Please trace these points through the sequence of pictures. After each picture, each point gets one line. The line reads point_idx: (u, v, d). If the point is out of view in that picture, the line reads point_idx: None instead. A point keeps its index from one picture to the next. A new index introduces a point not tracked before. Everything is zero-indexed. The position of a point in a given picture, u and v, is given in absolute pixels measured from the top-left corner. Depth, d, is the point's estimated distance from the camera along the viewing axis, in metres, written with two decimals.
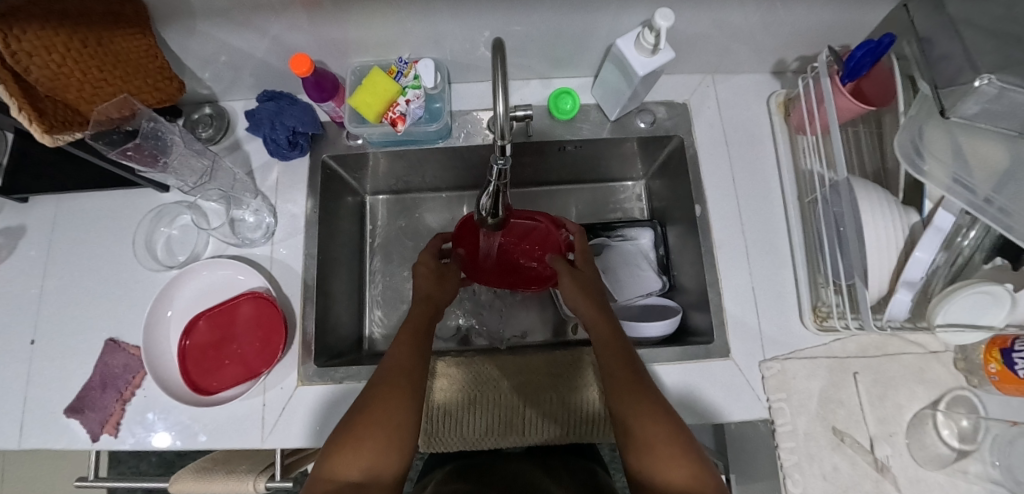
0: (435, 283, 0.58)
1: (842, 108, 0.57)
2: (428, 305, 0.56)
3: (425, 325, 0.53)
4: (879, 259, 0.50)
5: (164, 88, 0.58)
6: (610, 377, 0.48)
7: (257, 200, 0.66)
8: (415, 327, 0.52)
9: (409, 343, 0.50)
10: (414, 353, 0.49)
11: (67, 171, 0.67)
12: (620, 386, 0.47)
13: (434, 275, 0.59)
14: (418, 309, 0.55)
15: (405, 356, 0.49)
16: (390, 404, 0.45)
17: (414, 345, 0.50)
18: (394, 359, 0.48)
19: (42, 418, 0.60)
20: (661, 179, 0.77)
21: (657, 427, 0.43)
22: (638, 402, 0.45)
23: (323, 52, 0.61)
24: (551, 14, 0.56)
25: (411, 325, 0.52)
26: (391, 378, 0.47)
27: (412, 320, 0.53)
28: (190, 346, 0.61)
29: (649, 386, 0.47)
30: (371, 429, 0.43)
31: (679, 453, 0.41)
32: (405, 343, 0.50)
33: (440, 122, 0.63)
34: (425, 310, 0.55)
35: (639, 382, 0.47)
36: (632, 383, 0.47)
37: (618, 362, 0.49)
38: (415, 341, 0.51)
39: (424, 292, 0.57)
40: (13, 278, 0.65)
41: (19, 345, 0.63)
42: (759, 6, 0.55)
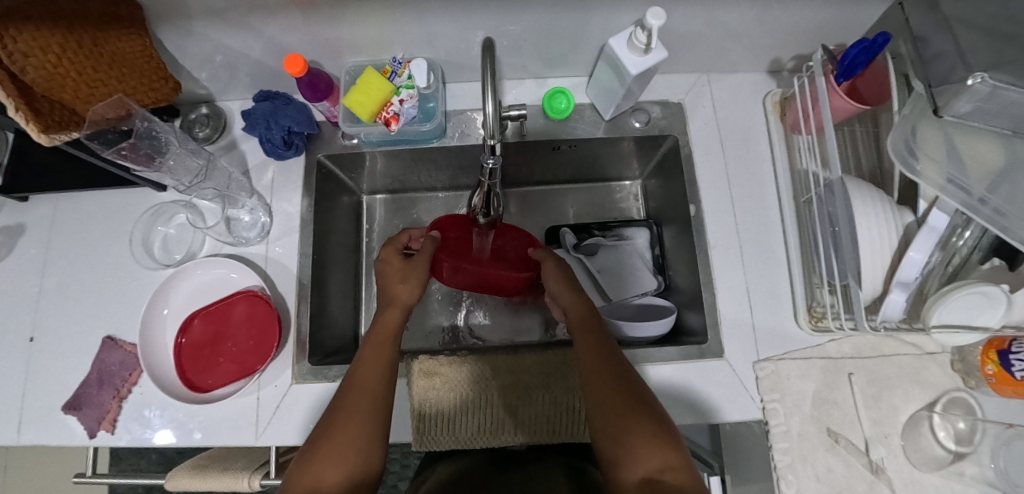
0: (400, 284, 0.56)
1: (836, 107, 0.56)
2: (396, 310, 0.54)
3: (391, 333, 0.52)
4: (873, 258, 0.50)
5: (159, 88, 0.58)
6: (587, 372, 0.47)
7: (252, 200, 0.67)
8: (381, 337, 0.51)
9: (372, 358, 0.49)
10: (378, 367, 0.49)
11: (65, 170, 0.67)
12: (597, 381, 0.46)
13: (398, 276, 0.57)
14: (385, 314, 0.54)
15: (370, 369, 0.48)
16: (354, 424, 0.44)
17: (381, 354, 0.50)
18: (356, 379, 0.47)
19: (40, 415, 0.61)
20: (657, 179, 0.76)
21: (635, 422, 0.42)
22: (614, 397, 0.44)
23: (318, 52, 0.62)
24: (544, 14, 0.56)
25: (378, 334, 0.52)
26: (352, 399, 0.46)
27: (379, 325, 0.53)
28: (186, 344, 0.61)
29: (629, 380, 0.46)
30: (340, 444, 0.43)
31: (656, 447, 0.41)
32: (370, 355, 0.49)
33: (434, 121, 0.63)
34: (392, 316, 0.53)
35: (617, 375, 0.46)
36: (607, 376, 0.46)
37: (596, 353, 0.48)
38: (378, 353, 0.50)
39: (389, 296, 0.56)
40: (12, 276, 0.66)
41: (18, 343, 0.64)
42: (752, 5, 0.55)
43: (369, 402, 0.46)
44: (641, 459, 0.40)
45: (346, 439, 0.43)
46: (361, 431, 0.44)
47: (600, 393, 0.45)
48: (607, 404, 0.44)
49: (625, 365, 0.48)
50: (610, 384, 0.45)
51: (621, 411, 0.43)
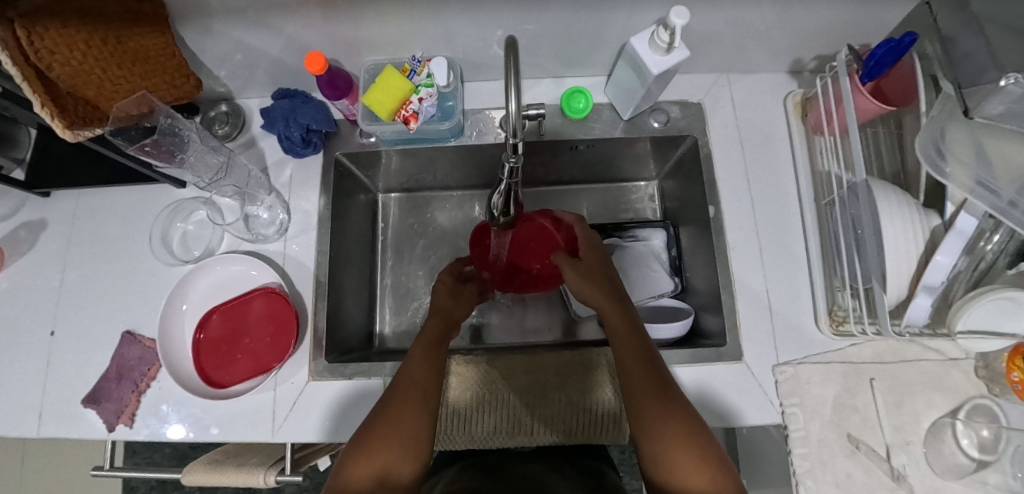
0: (448, 300, 0.61)
1: (861, 108, 0.56)
2: (440, 320, 0.56)
3: (439, 334, 0.54)
4: (898, 262, 0.49)
5: (180, 85, 0.59)
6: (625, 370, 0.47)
7: (271, 197, 0.67)
8: (429, 337, 0.53)
9: (423, 355, 0.50)
10: (428, 365, 0.49)
11: (86, 167, 0.68)
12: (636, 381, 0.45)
13: (448, 294, 0.63)
14: (431, 323, 0.55)
15: (422, 360, 0.49)
16: (407, 413, 0.44)
17: (430, 351, 0.50)
18: (409, 369, 0.48)
19: (61, 408, 0.62)
20: (674, 180, 0.76)
21: (670, 423, 0.41)
22: (649, 394, 0.44)
23: (337, 50, 0.62)
24: (565, 13, 0.56)
25: (424, 339, 0.52)
26: (407, 389, 0.46)
27: (425, 333, 0.53)
28: (204, 340, 0.62)
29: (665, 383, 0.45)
30: (380, 442, 0.42)
31: (708, 478, 0.38)
32: (421, 352, 0.50)
33: (453, 120, 0.63)
34: (438, 324, 0.55)
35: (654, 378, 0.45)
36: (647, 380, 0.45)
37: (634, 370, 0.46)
38: (430, 350, 0.50)
39: (440, 307, 0.60)
40: (34, 270, 0.67)
41: (40, 336, 0.65)
42: (776, 5, 0.54)
43: (421, 392, 0.46)
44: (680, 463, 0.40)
45: (395, 427, 0.43)
46: (412, 420, 0.44)
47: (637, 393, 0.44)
48: (645, 405, 0.43)
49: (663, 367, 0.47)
50: (653, 401, 0.43)
51: (659, 414, 0.42)
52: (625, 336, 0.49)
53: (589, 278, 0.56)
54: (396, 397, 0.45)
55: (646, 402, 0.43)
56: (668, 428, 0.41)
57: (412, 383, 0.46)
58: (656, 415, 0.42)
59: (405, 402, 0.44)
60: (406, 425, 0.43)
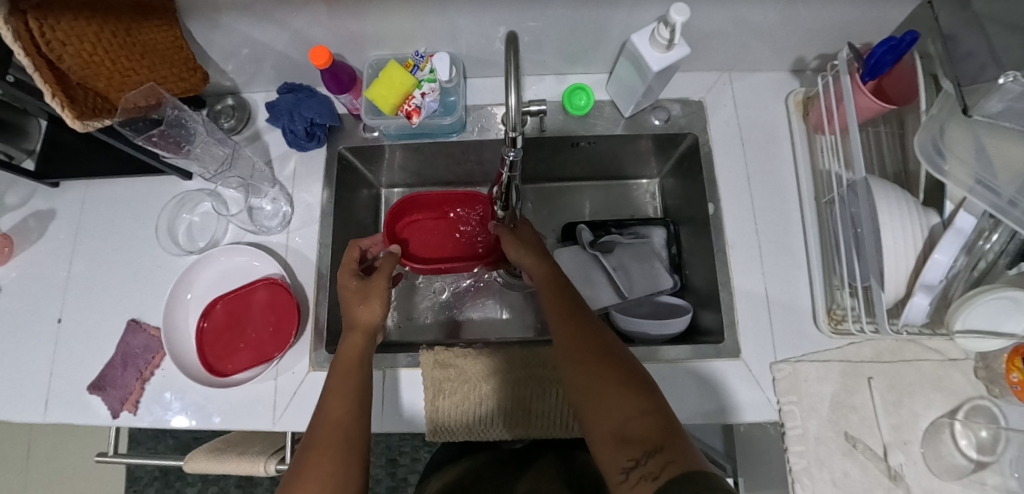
0: (362, 306, 0.53)
1: (862, 107, 0.56)
2: (360, 335, 0.52)
3: (357, 355, 0.50)
4: (896, 260, 0.49)
5: (188, 78, 0.60)
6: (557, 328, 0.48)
7: (274, 190, 0.68)
8: (346, 363, 0.49)
9: (340, 389, 0.46)
10: (345, 400, 0.45)
11: (95, 158, 0.69)
12: (566, 335, 0.46)
13: (359, 298, 0.55)
14: (349, 339, 0.51)
15: (342, 394, 0.46)
16: (327, 459, 0.41)
17: (350, 377, 0.47)
18: (326, 412, 0.44)
19: (65, 394, 0.63)
20: (675, 178, 0.76)
21: (605, 371, 0.42)
22: (584, 348, 0.44)
23: (342, 45, 0.63)
24: (567, 11, 0.57)
25: (341, 364, 0.49)
26: (325, 434, 0.43)
27: (342, 355, 0.50)
28: (208, 329, 0.62)
29: (597, 333, 0.46)
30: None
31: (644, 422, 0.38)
32: (337, 386, 0.46)
33: (454, 115, 0.63)
34: (355, 340, 0.51)
35: (587, 332, 0.46)
36: (580, 333, 0.46)
37: (572, 330, 0.46)
38: (347, 379, 0.47)
39: (352, 317, 0.53)
40: (43, 259, 0.68)
41: (46, 323, 0.66)
42: (778, 3, 0.55)
43: (340, 434, 0.43)
44: (613, 410, 0.40)
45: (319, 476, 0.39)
46: (332, 460, 0.41)
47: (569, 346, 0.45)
48: (579, 359, 0.44)
49: (597, 323, 0.48)
50: (593, 357, 0.44)
51: (589, 361, 0.43)
52: (559, 303, 0.50)
53: (522, 244, 0.58)
54: (316, 446, 0.42)
55: (585, 359, 0.44)
56: (598, 374, 0.42)
57: (331, 426, 0.43)
58: (589, 365, 0.43)
59: (324, 448, 0.41)
60: (329, 471, 0.40)
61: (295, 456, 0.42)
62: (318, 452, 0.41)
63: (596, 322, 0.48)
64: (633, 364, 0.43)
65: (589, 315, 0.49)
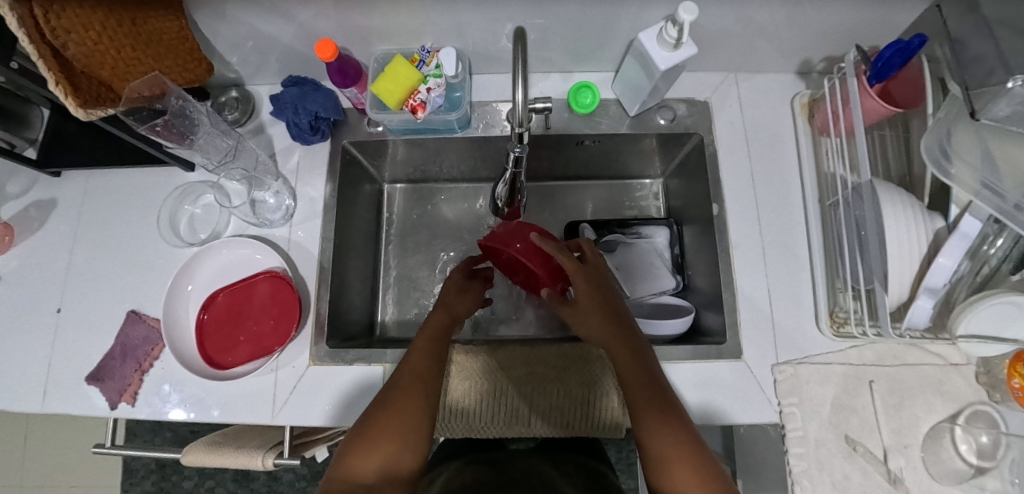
0: (458, 296, 0.57)
1: (868, 109, 0.56)
2: (445, 314, 0.54)
3: (441, 328, 0.52)
4: (900, 263, 0.49)
5: (193, 69, 0.59)
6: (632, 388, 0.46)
7: (278, 183, 0.67)
8: (433, 334, 0.52)
9: (424, 352, 0.49)
10: (427, 363, 0.49)
11: (97, 148, 0.69)
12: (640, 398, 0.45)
13: (456, 289, 0.57)
14: (434, 313, 0.53)
15: (423, 357, 0.49)
16: (404, 411, 0.45)
17: (432, 347, 0.50)
18: (410, 364, 0.48)
19: (64, 385, 0.63)
20: (679, 178, 0.76)
21: (682, 452, 0.41)
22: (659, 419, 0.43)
23: (348, 38, 0.62)
24: (573, 8, 0.56)
25: (428, 331, 0.52)
26: (407, 384, 0.47)
27: (427, 326, 0.52)
28: (208, 320, 0.62)
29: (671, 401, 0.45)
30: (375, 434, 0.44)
31: None
32: (423, 348, 0.50)
33: (460, 111, 0.63)
34: (441, 319, 0.53)
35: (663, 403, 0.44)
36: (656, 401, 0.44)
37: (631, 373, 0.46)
38: (433, 346, 0.50)
39: (447, 301, 0.56)
40: (45, 249, 0.68)
41: (46, 312, 0.66)
42: (785, 4, 0.54)
43: (422, 388, 0.47)
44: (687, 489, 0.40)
45: (395, 422, 0.44)
46: (403, 423, 0.45)
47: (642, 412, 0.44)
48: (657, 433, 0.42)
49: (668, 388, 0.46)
50: (669, 427, 0.42)
51: (668, 438, 0.42)
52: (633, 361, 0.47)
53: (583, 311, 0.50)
54: (396, 392, 0.46)
55: (661, 429, 0.42)
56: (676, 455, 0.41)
57: (415, 378, 0.47)
58: (664, 436, 0.42)
59: (407, 397, 0.46)
60: (402, 424, 0.45)
61: (374, 402, 0.46)
62: (402, 401, 0.46)
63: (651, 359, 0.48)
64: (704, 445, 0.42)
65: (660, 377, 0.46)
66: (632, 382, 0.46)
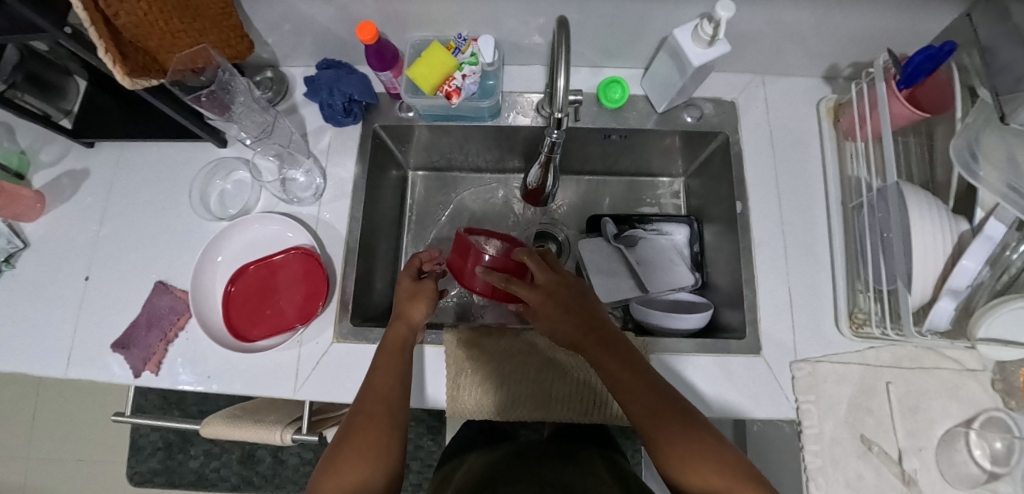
0: (411, 303, 0.57)
1: (895, 114, 0.57)
2: (403, 326, 0.56)
3: (402, 341, 0.54)
4: (925, 263, 0.50)
5: (235, 45, 0.61)
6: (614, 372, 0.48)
7: (309, 162, 0.68)
8: (392, 351, 0.53)
9: (387, 366, 0.51)
10: (392, 376, 0.50)
11: (130, 121, 0.70)
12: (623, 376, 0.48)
13: (408, 296, 0.58)
14: (394, 329, 0.55)
15: (388, 370, 0.50)
16: (375, 427, 0.45)
17: (396, 360, 0.52)
18: (375, 383, 0.49)
19: (90, 351, 0.64)
20: (701, 177, 0.77)
21: (670, 419, 0.45)
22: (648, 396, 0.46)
23: (386, 23, 0.64)
24: (610, 2, 0.58)
25: (387, 347, 0.53)
26: (374, 404, 0.47)
27: (387, 343, 0.53)
28: (235, 292, 0.63)
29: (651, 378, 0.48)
30: (352, 454, 0.44)
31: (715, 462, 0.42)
32: (384, 363, 0.51)
33: (493, 99, 0.64)
34: (400, 332, 0.55)
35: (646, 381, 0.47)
36: (638, 379, 0.47)
37: (637, 394, 0.46)
38: (393, 362, 0.51)
39: (401, 311, 0.57)
40: (75, 218, 0.70)
41: (75, 280, 0.67)
42: (818, 7, 0.56)
43: (385, 409, 0.47)
44: (685, 454, 0.43)
45: (367, 439, 0.44)
46: (378, 437, 0.45)
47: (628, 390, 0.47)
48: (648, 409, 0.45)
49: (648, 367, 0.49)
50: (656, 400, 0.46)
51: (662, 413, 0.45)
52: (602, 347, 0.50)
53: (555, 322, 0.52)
54: (364, 413, 0.47)
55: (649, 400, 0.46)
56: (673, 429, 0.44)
57: (380, 396, 0.48)
58: (658, 415, 0.45)
59: (370, 420, 0.46)
60: (374, 440, 0.45)
61: (345, 421, 0.47)
62: (369, 420, 0.46)
63: (646, 366, 0.49)
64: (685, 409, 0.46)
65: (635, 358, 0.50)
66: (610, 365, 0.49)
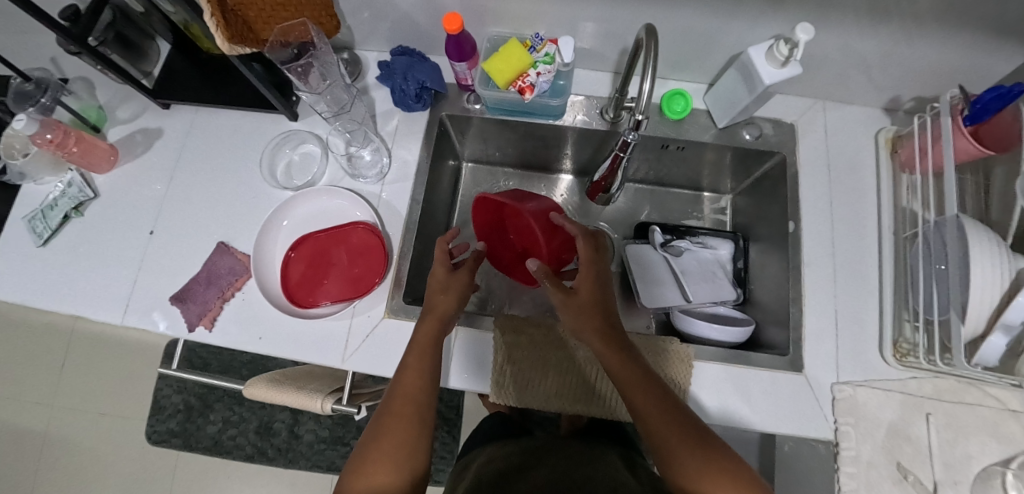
0: (439, 296, 0.56)
1: (958, 149, 0.58)
2: (434, 322, 0.54)
3: (431, 338, 0.53)
4: (981, 296, 0.51)
5: (325, 23, 0.64)
6: (630, 380, 0.49)
7: (376, 142, 0.71)
8: (421, 348, 0.52)
9: (415, 364, 0.51)
10: (420, 375, 0.50)
11: (205, 86, 0.73)
12: (638, 385, 0.49)
13: (439, 288, 0.57)
14: (423, 323, 0.54)
15: (414, 372, 0.50)
16: (400, 429, 0.47)
17: (423, 358, 0.51)
18: (401, 384, 0.50)
19: (148, 302, 0.66)
20: (751, 196, 0.78)
21: (682, 431, 0.46)
22: (660, 405, 0.47)
23: (467, 16, 0.66)
24: (689, 15, 0.60)
25: (416, 344, 0.52)
26: (399, 405, 0.48)
27: (416, 339, 0.53)
28: (294, 258, 0.65)
29: (665, 389, 0.49)
30: (378, 453, 0.45)
31: (721, 475, 0.43)
32: (411, 363, 0.51)
33: (561, 98, 0.67)
34: (429, 327, 0.54)
35: (660, 390, 0.48)
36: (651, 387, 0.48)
37: (653, 396, 0.48)
38: (420, 359, 0.51)
39: (430, 304, 0.56)
40: (145, 173, 0.72)
41: (139, 233, 0.69)
42: (890, 38, 0.58)
43: (412, 409, 0.48)
44: (693, 467, 0.44)
45: (393, 442, 0.46)
46: (403, 437, 0.46)
47: (644, 399, 0.48)
48: (657, 417, 0.47)
49: (661, 380, 0.50)
50: (669, 411, 0.47)
51: (670, 423, 0.46)
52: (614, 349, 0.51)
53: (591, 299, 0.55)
54: (389, 415, 0.48)
55: (661, 407, 0.47)
56: (682, 440, 0.45)
57: (404, 399, 0.49)
58: (667, 425, 0.46)
59: (397, 420, 0.47)
60: (400, 441, 0.46)
61: (374, 419, 0.48)
62: (395, 421, 0.47)
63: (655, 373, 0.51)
64: (695, 421, 0.47)
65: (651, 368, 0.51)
66: (624, 369, 0.50)
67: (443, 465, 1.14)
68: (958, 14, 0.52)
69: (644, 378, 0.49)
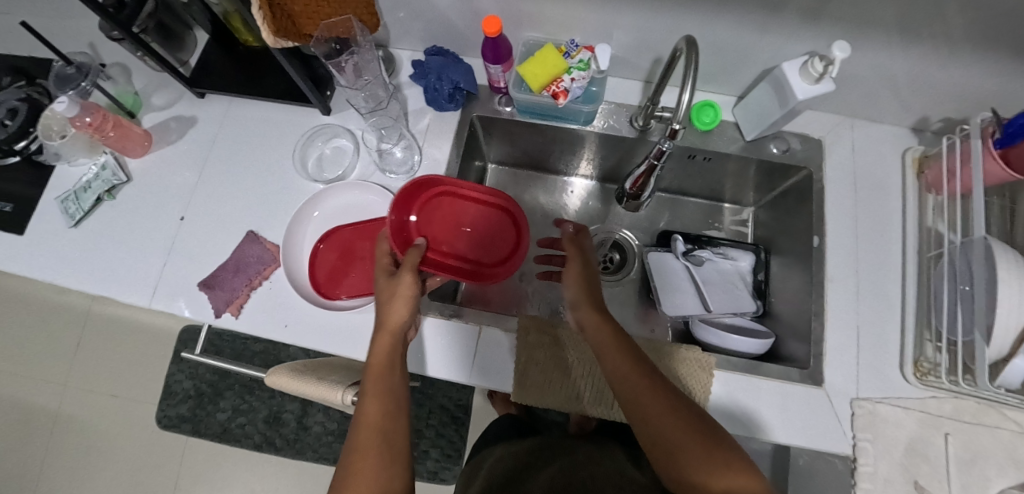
0: (388, 304, 0.52)
1: (987, 172, 0.59)
2: (387, 337, 0.51)
3: (387, 355, 0.50)
4: (1008, 319, 0.51)
5: (365, 20, 0.65)
6: (623, 382, 0.49)
7: (408, 139, 0.72)
8: (378, 363, 0.49)
9: (376, 382, 0.48)
10: (385, 393, 0.47)
11: (241, 76, 0.74)
12: (634, 384, 0.48)
13: (387, 294, 0.53)
14: (377, 340, 0.51)
15: (376, 391, 0.47)
16: (369, 459, 0.43)
17: (383, 376, 0.48)
18: (365, 404, 0.47)
19: (176, 286, 0.67)
20: (774, 209, 0.79)
21: (682, 425, 0.45)
22: (655, 402, 0.46)
23: (505, 20, 0.67)
24: (725, 29, 0.61)
25: (374, 361, 0.49)
26: (366, 432, 0.45)
27: (372, 357, 0.50)
28: (322, 250, 0.66)
29: (663, 383, 0.48)
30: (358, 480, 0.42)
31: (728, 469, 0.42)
32: (371, 385, 0.47)
33: (594, 104, 0.68)
34: (384, 342, 0.51)
35: (655, 388, 0.48)
36: (648, 387, 0.48)
37: (649, 391, 0.47)
38: (381, 374, 0.48)
39: (381, 317, 0.52)
40: (178, 160, 0.74)
41: (170, 219, 0.70)
42: (923, 60, 0.58)
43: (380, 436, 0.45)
44: (699, 466, 0.42)
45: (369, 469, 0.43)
46: (376, 463, 0.43)
47: (639, 397, 0.47)
48: (652, 415, 0.46)
49: (655, 375, 0.49)
50: (664, 408, 0.46)
51: (667, 419, 0.45)
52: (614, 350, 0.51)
53: (586, 291, 0.57)
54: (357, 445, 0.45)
55: (654, 406, 0.46)
56: (682, 436, 0.44)
57: (370, 422, 0.45)
58: (663, 422, 0.45)
59: (366, 450, 0.44)
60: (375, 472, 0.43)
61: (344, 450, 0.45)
62: (365, 450, 0.44)
63: (653, 370, 0.50)
64: (697, 412, 0.46)
65: (644, 366, 0.50)
66: (619, 369, 0.50)
67: (449, 464, 1.14)
68: (994, 39, 0.53)
69: (640, 371, 0.49)
